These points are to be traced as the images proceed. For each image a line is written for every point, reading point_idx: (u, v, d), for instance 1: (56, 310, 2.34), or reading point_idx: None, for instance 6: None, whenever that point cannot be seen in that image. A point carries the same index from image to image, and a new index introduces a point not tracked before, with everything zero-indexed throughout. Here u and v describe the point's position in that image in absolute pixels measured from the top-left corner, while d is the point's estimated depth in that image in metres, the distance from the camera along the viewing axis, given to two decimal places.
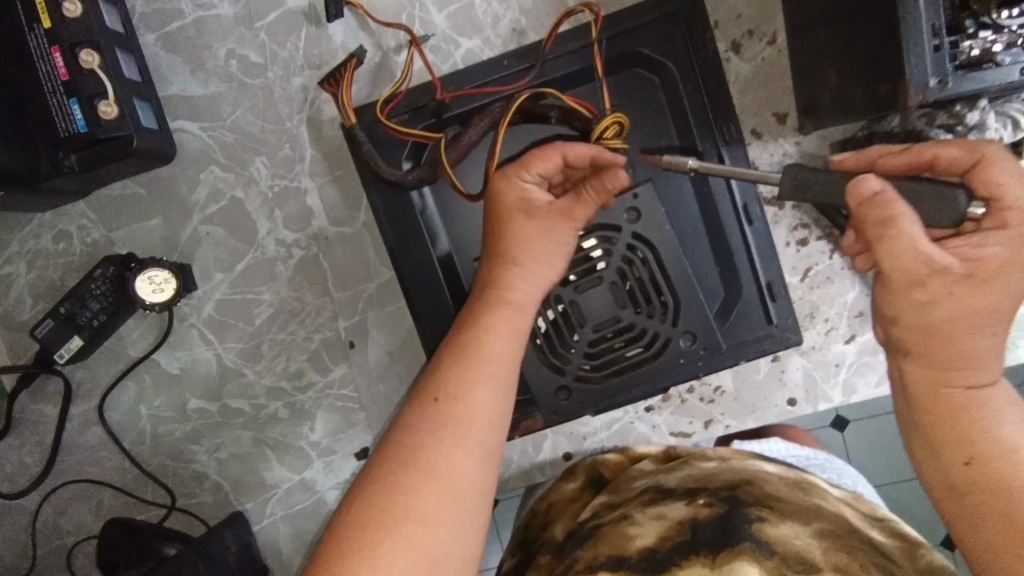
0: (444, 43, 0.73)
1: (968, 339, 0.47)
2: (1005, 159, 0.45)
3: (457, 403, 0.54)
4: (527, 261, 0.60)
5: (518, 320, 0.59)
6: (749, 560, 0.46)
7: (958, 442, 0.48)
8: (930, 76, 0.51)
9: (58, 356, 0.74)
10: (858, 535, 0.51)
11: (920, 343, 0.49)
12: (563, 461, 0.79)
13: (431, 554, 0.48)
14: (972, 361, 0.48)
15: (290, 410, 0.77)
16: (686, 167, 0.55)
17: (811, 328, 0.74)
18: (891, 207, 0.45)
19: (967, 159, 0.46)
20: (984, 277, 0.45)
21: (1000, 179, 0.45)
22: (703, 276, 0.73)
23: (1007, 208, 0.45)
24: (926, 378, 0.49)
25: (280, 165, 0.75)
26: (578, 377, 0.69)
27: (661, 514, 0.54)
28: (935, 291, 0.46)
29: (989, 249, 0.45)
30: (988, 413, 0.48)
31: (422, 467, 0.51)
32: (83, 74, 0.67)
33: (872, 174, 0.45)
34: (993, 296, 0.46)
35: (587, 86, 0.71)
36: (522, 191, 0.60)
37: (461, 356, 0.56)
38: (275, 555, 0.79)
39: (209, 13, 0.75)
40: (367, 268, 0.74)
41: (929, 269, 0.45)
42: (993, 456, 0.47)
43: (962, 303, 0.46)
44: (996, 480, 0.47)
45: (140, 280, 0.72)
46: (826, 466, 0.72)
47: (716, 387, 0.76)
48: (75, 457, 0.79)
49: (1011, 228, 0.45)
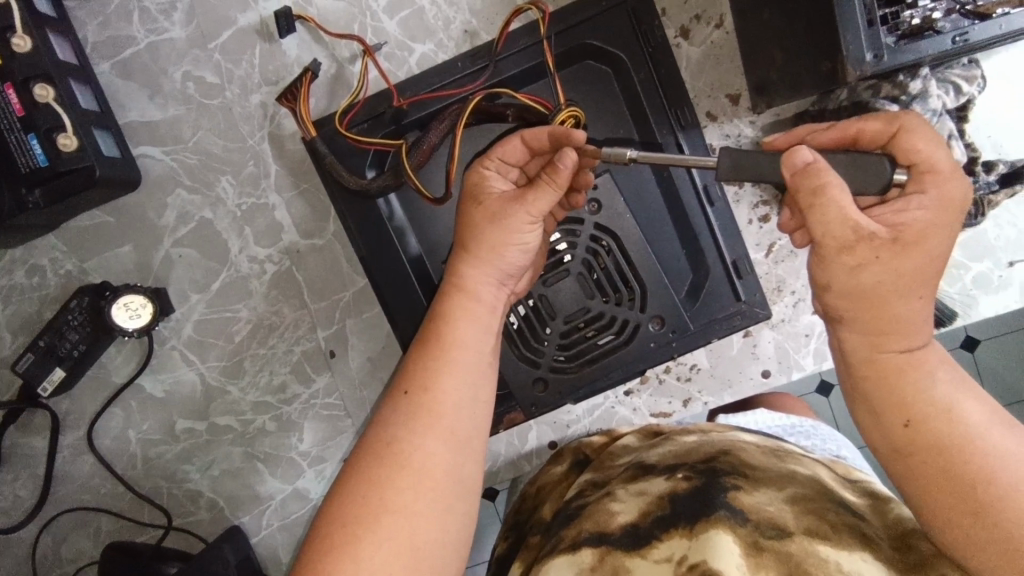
0: (397, 49, 0.74)
1: (895, 303, 0.48)
2: (919, 126, 0.48)
3: (425, 394, 0.55)
4: (487, 247, 0.60)
5: (481, 311, 0.60)
6: (725, 529, 0.47)
7: (896, 405, 0.49)
8: (866, 51, 0.52)
9: (41, 389, 0.75)
10: (830, 495, 0.51)
11: (854, 307, 0.49)
12: (549, 449, 0.81)
13: (410, 543, 0.50)
14: (903, 322, 0.48)
15: (277, 422, 0.78)
16: (625, 158, 0.56)
17: (779, 301, 0.76)
18: (820, 176, 0.47)
19: (886, 131, 0.49)
20: (908, 241, 0.46)
21: (915, 146, 0.47)
22: (670, 260, 0.73)
23: (926, 171, 0.47)
24: (863, 344, 0.50)
25: (246, 183, 0.76)
26: (553, 368, 0.71)
27: (642, 490, 0.55)
28: (863, 255, 0.47)
29: (911, 214, 0.47)
30: (924, 374, 0.48)
31: (395, 460, 0.52)
32: (38, 109, 0.68)
33: (805, 146, 0.48)
34: (919, 258, 0.47)
35: (541, 82, 0.72)
36: (484, 178, 0.62)
37: (429, 347, 0.58)
38: (276, 565, 0.80)
39: (162, 37, 0.75)
40: (341, 278, 0.76)
41: (857, 235, 0.46)
42: (932, 416, 0.47)
43: (890, 265, 0.47)
44: (936, 440, 0.47)
45: (117, 308, 0.73)
46: (810, 433, 0.73)
47: (692, 365, 0.78)
48: (68, 486, 0.80)
49: (929, 192, 0.47)
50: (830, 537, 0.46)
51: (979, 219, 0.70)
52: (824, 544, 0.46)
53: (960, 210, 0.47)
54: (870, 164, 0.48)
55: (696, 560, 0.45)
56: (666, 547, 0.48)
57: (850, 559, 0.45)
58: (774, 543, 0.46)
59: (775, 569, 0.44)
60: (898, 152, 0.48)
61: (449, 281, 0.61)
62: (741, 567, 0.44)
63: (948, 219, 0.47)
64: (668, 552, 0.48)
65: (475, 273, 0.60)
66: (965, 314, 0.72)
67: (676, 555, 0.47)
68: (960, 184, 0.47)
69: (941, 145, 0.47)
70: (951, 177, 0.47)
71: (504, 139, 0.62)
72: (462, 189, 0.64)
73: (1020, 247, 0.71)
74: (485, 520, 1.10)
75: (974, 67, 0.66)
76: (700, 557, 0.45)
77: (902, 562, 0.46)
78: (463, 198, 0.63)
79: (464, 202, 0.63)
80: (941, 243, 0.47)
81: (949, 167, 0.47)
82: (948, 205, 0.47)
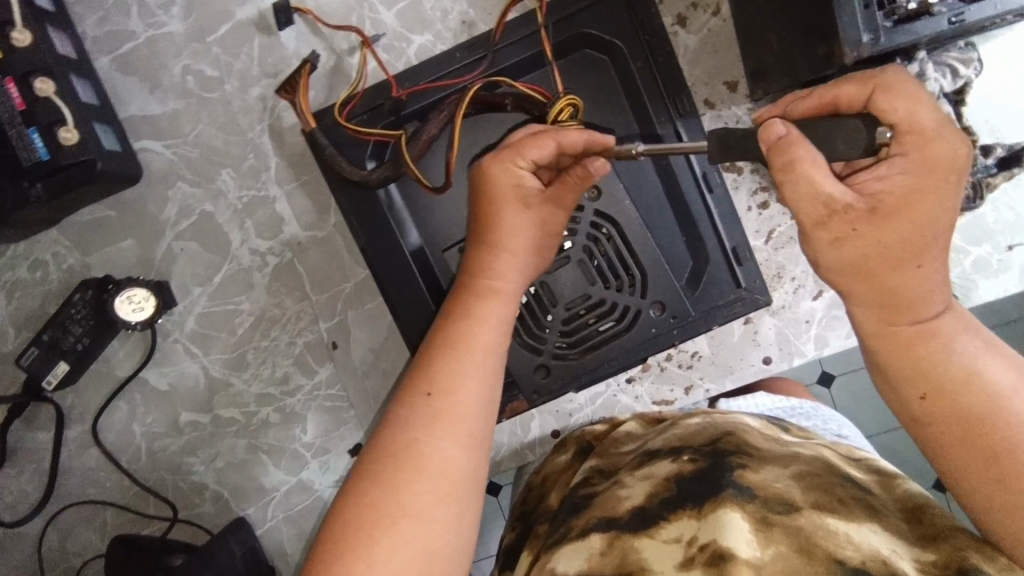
0: (395, 41, 0.74)
1: (909, 271, 0.47)
2: (897, 84, 0.45)
3: (448, 398, 0.56)
4: (525, 247, 0.63)
5: (506, 310, 0.61)
6: (733, 508, 0.46)
7: (914, 377, 0.49)
8: (863, 33, 0.52)
9: (46, 382, 0.76)
10: (835, 471, 0.52)
11: (854, 282, 0.49)
12: (551, 438, 0.81)
13: (427, 547, 0.51)
14: (909, 294, 0.48)
15: (280, 414, 0.79)
16: (634, 154, 0.57)
17: (779, 288, 0.76)
18: (793, 150, 0.46)
19: (863, 94, 0.46)
20: (888, 211, 0.46)
21: (893, 105, 0.45)
22: (670, 247, 0.73)
23: (906, 132, 0.45)
24: (872, 318, 0.50)
25: (246, 176, 0.76)
26: (555, 354, 0.72)
27: (649, 474, 0.55)
28: (840, 229, 0.47)
29: (892, 180, 0.46)
30: (940, 344, 0.48)
31: (415, 463, 0.53)
32: (39, 103, 0.68)
33: (779, 119, 0.47)
34: (905, 226, 0.46)
35: (539, 71, 0.72)
36: (519, 178, 0.60)
37: (451, 350, 0.58)
38: (281, 557, 0.80)
39: (161, 31, 0.76)
40: (342, 270, 0.76)
41: (830, 210, 0.46)
42: (950, 387, 0.47)
43: (873, 239, 0.46)
44: (953, 411, 0.47)
45: (120, 301, 0.74)
46: (811, 414, 0.74)
47: (692, 353, 0.78)
48: (73, 480, 0.80)
49: (910, 154, 0.45)
50: (838, 510, 0.47)
51: (978, 203, 0.71)
52: (833, 517, 0.46)
53: (951, 169, 0.45)
54: (847, 130, 0.45)
55: (706, 541, 0.45)
56: (675, 527, 0.48)
57: (859, 531, 0.45)
58: (783, 518, 0.46)
59: (786, 544, 0.45)
60: (878, 114, 0.46)
61: (481, 279, 0.62)
62: (752, 544, 0.44)
63: (939, 181, 0.45)
64: (676, 532, 0.48)
65: (512, 272, 0.62)
66: (966, 298, 0.72)
67: (686, 535, 0.47)
68: (951, 143, 0.45)
69: (924, 102, 0.45)
70: (935, 138, 0.45)
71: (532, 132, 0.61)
72: (484, 187, 0.61)
73: (1018, 230, 0.71)
74: (490, 512, 1.11)
75: (970, 50, 0.66)
76: (709, 537, 0.45)
77: (912, 533, 0.47)
78: (489, 197, 0.61)
79: (492, 201, 0.61)
80: (945, 201, 0.46)
81: (933, 128, 0.45)
82: (935, 167, 0.45)
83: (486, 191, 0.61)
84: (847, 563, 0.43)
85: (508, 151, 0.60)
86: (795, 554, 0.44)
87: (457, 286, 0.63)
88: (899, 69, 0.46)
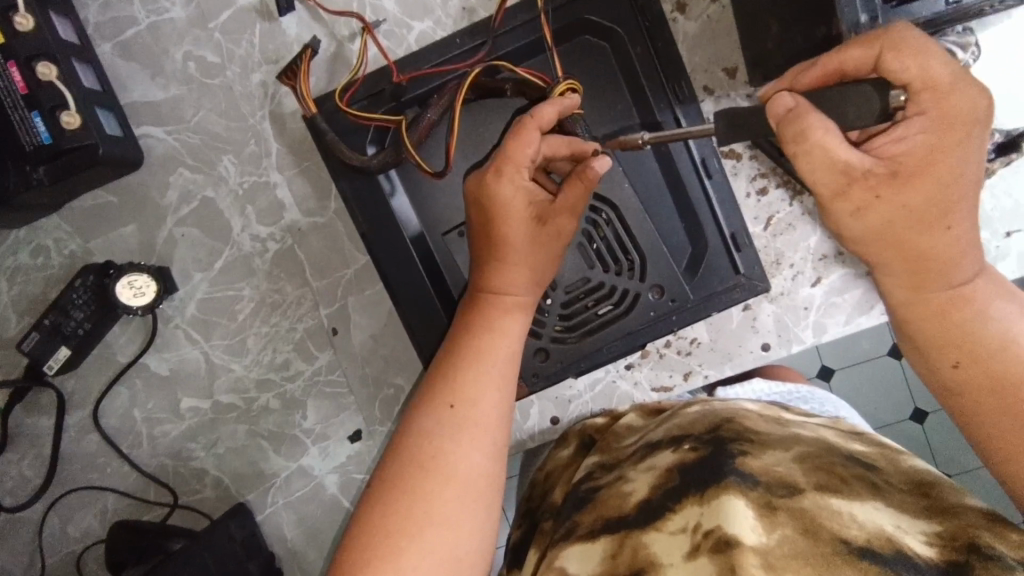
0: (396, 27, 0.74)
1: (939, 234, 0.49)
2: (905, 41, 0.44)
3: (472, 408, 0.56)
4: (540, 259, 0.63)
5: (524, 321, 0.62)
6: (735, 493, 0.45)
7: (947, 344, 0.51)
8: (861, 12, 0.52)
9: (47, 367, 0.76)
10: (837, 451, 0.52)
11: (882, 249, 0.51)
12: (550, 427, 0.80)
13: (455, 554, 0.51)
14: (940, 260, 0.50)
15: (281, 400, 0.79)
16: (640, 143, 0.59)
17: (778, 275, 0.76)
18: (803, 120, 0.46)
19: (869, 56, 0.45)
20: (909, 173, 0.47)
21: (903, 66, 0.45)
22: (669, 233, 0.73)
23: (921, 91, 0.45)
24: (908, 288, 0.52)
25: (247, 162, 0.77)
26: (554, 338, 0.73)
27: (652, 466, 0.54)
28: (861, 198, 0.48)
29: (907, 142, 0.47)
30: (974, 309, 0.51)
31: (442, 472, 0.53)
32: (42, 87, 0.69)
33: (786, 93, 0.48)
34: (928, 185, 0.47)
35: (539, 58, 0.72)
36: (525, 190, 0.61)
37: (475, 361, 0.58)
38: (281, 543, 0.80)
39: (163, 17, 0.76)
40: (343, 256, 0.76)
41: (848, 177, 0.47)
42: (984, 354, 0.50)
43: (895, 203, 0.48)
44: (985, 375, 0.50)
45: (121, 286, 0.74)
46: (808, 398, 0.75)
47: (692, 339, 0.77)
48: (74, 466, 0.81)
49: (928, 113, 0.45)
50: (841, 490, 0.46)
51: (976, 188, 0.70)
52: (835, 497, 0.46)
53: (970, 121, 0.45)
54: (863, 95, 0.45)
55: (710, 527, 0.44)
56: (680, 517, 0.47)
57: (863, 509, 0.45)
58: (787, 501, 0.45)
59: (791, 526, 0.44)
60: (891, 75, 0.45)
61: (498, 294, 0.62)
62: (757, 529, 0.43)
63: (957, 139, 0.46)
64: (683, 522, 0.47)
65: (529, 283, 0.63)
66: None
67: (690, 524, 0.46)
68: (967, 97, 0.45)
69: (935, 56, 0.44)
70: (951, 91, 0.45)
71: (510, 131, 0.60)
72: (490, 203, 0.61)
73: (1018, 217, 0.71)
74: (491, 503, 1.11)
75: (969, 34, 0.66)
76: (713, 523, 0.44)
77: (918, 507, 0.46)
78: (498, 215, 0.61)
79: (501, 219, 0.61)
80: (964, 157, 0.46)
81: (948, 81, 0.44)
82: (952, 123, 0.45)
83: (494, 209, 0.61)
84: (853, 542, 0.43)
85: (506, 166, 0.59)
86: (800, 536, 0.43)
87: (471, 301, 0.63)
88: (907, 28, 0.45)
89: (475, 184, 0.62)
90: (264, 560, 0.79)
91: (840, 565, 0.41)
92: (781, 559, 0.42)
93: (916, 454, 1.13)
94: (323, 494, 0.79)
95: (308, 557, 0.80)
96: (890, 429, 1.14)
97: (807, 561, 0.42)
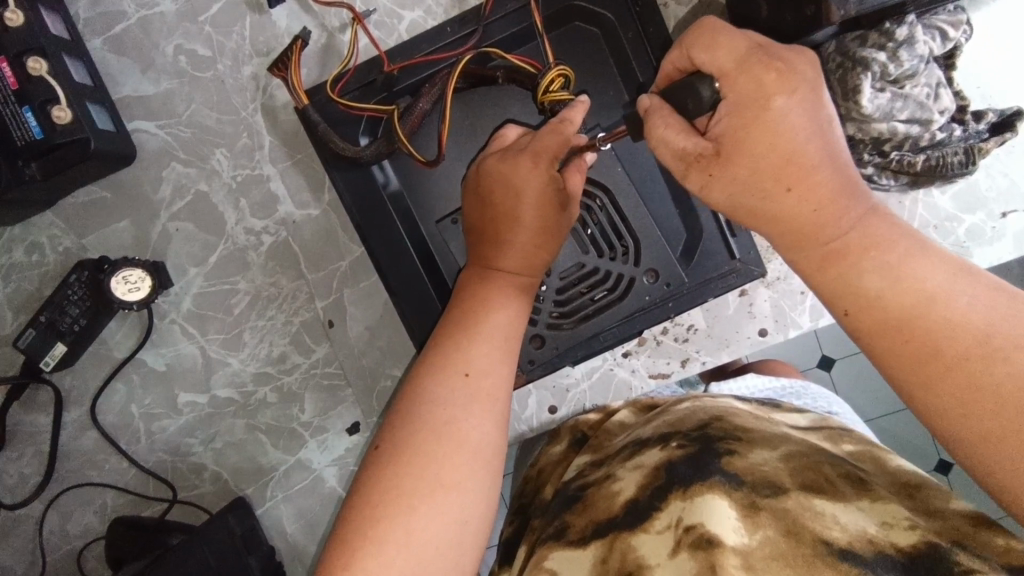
0: (387, 17, 0.74)
1: (784, 195, 0.49)
2: (699, 38, 0.50)
3: (487, 378, 0.56)
4: (550, 244, 0.63)
5: (525, 304, 0.62)
6: (718, 494, 0.45)
7: (838, 295, 0.48)
8: None
9: (43, 364, 0.76)
10: (825, 451, 0.51)
11: (753, 220, 0.51)
12: (547, 416, 0.80)
13: (461, 518, 0.51)
14: (806, 220, 0.49)
15: (278, 393, 0.79)
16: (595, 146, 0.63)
17: (774, 259, 0.75)
18: (652, 116, 0.52)
19: (684, 56, 0.52)
20: (726, 150, 0.49)
21: (700, 58, 0.50)
22: (663, 219, 0.73)
23: (717, 79, 0.49)
24: (796, 250, 0.50)
25: (240, 155, 0.77)
26: (549, 324, 0.73)
27: (640, 464, 0.54)
28: (698, 179, 0.51)
29: (717, 123, 0.49)
30: (856, 257, 0.47)
31: (457, 439, 0.53)
32: (32, 82, 0.69)
33: (644, 95, 0.53)
34: (745, 160, 0.49)
35: (532, 45, 0.72)
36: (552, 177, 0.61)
37: (484, 336, 0.58)
38: (281, 537, 0.80)
39: (153, 11, 0.76)
40: (338, 248, 0.75)
41: (684, 161, 0.51)
42: (869, 300, 0.47)
43: (733, 180, 0.50)
44: (872, 320, 0.46)
45: (115, 281, 0.74)
46: (801, 393, 0.75)
47: (688, 326, 0.77)
48: (72, 462, 0.81)
49: (726, 97, 0.49)
50: (827, 490, 0.46)
51: (970, 168, 0.66)
52: (820, 499, 0.45)
53: (774, 91, 0.47)
54: (690, 90, 0.50)
55: (691, 523, 0.44)
56: (666, 515, 0.47)
57: (846, 511, 0.44)
58: (771, 501, 0.45)
59: (773, 527, 0.44)
60: (698, 64, 0.51)
61: (508, 273, 0.62)
62: (738, 530, 0.43)
63: (761, 107, 0.47)
64: (668, 521, 0.47)
65: (539, 265, 0.63)
66: None
67: (674, 521, 0.46)
68: (756, 73, 0.47)
69: (722, 44, 0.49)
70: (740, 73, 0.48)
71: (546, 128, 0.62)
72: (516, 186, 0.61)
73: (1013, 197, 0.71)
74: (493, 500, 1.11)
75: (960, 13, 0.65)
76: (695, 520, 0.44)
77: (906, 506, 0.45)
78: (519, 199, 0.61)
79: (522, 205, 0.61)
80: (778, 120, 0.47)
81: (734, 66, 0.48)
82: (749, 99, 0.48)
83: (518, 192, 0.61)
84: (834, 543, 0.42)
85: (543, 154, 0.61)
86: (783, 538, 0.43)
87: (475, 276, 0.63)
88: (706, 22, 0.50)
89: (502, 165, 0.62)
90: (262, 553, 0.78)
91: (820, 566, 0.41)
92: (761, 560, 0.42)
93: (916, 443, 1.13)
94: (322, 487, 0.79)
95: (308, 552, 0.80)
96: (891, 418, 1.14)
97: (789, 563, 0.42)
